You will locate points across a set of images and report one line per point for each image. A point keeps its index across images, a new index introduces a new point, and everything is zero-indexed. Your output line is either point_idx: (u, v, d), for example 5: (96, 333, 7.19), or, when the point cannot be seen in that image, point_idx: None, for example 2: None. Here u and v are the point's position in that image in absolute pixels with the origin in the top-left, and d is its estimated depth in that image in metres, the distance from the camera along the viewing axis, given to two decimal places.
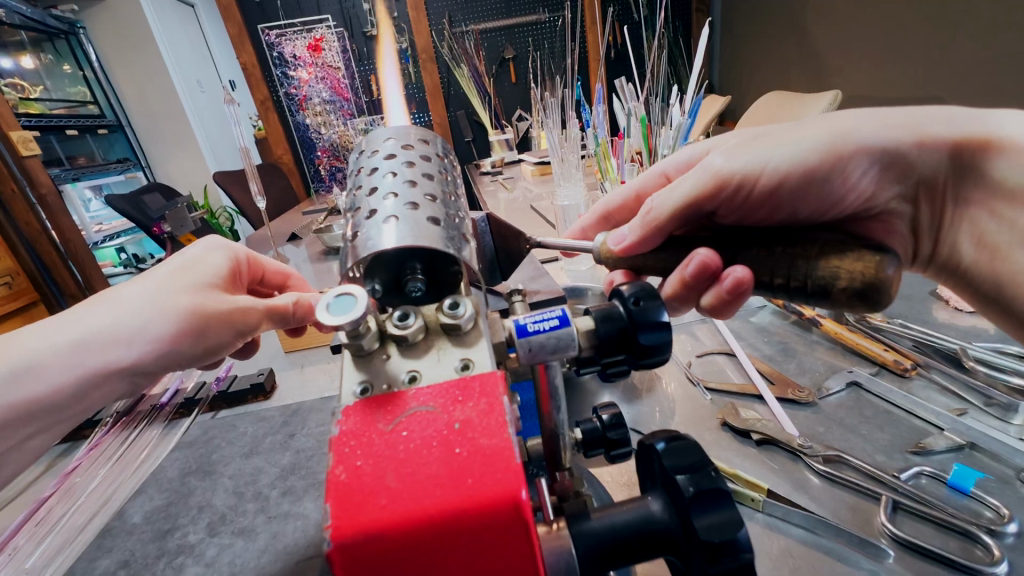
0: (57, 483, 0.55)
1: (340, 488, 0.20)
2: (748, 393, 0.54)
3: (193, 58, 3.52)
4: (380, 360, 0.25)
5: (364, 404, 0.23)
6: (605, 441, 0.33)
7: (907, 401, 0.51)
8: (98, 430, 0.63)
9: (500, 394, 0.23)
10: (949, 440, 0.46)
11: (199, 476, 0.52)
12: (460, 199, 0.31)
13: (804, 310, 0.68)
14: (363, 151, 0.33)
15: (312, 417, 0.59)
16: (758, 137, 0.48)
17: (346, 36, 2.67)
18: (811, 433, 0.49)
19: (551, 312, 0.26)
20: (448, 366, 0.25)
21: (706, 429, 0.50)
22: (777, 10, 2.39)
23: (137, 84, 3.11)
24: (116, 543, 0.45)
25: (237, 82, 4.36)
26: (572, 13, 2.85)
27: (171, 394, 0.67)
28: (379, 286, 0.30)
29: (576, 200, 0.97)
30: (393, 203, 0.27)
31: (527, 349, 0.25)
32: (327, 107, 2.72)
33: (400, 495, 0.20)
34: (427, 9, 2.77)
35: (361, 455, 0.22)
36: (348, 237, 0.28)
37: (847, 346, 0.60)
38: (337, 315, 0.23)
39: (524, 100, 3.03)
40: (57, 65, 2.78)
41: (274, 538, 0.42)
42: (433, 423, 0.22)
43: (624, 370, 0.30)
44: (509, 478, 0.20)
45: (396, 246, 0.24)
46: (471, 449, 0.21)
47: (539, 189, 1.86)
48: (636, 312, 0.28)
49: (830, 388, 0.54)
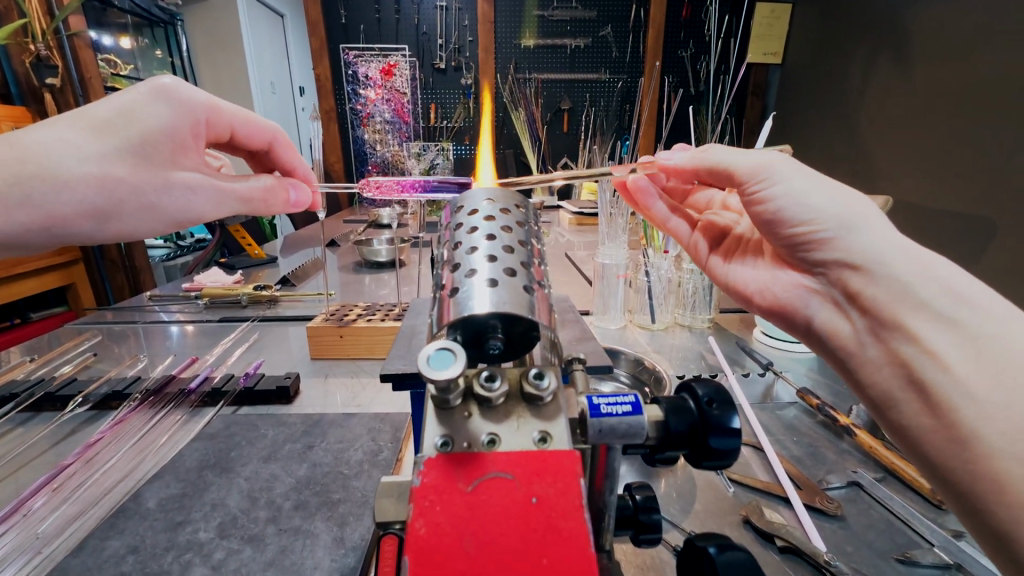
0: (79, 451, 0.60)
1: (419, 543, 0.23)
2: (773, 493, 0.55)
3: (272, 62, 3.78)
4: (461, 417, 0.27)
5: (445, 460, 0.25)
6: (636, 523, 0.36)
7: (906, 510, 0.53)
8: (127, 405, 0.70)
9: (577, 476, 0.25)
10: (937, 557, 0.47)
11: (216, 472, 0.57)
12: (542, 266, 0.35)
13: (839, 415, 0.67)
14: (459, 208, 0.36)
15: (332, 432, 0.64)
16: (859, 238, 0.49)
17: (417, 67, 2.85)
18: (835, 550, 0.49)
19: (626, 397, 0.30)
20: (527, 435, 0.27)
21: (728, 524, 0.52)
22: (829, 108, 2.44)
23: (218, 78, 3.36)
24: (129, 526, 0.50)
25: (308, 89, 4.63)
26: (631, 78, 2.98)
27: (199, 380, 0.76)
28: (459, 337, 0.31)
29: (617, 259, 1.00)
30: (491, 267, 0.30)
31: (597, 429, 0.29)
32: (386, 126, 2.90)
33: (477, 560, 0.22)
34: (497, 55, 2.92)
35: (440, 511, 0.24)
36: (446, 290, 0.30)
37: (879, 461, 0.60)
38: (439, 370, 0.25)
39: (572, 149, 3.13)
40: (150, 49, 2.89)
41: (282, 552, 0.47)
42: (511, 493, 0.25)
43: (674, 458, 0.34)
44: (582, 563, 0.23)
45: (494, 311, 0.27)
46: (548, 527, 0.24)
47: (573, 238, 1.91)
48: (709, 412, 0.32)
49: (831, 482, 0.57)
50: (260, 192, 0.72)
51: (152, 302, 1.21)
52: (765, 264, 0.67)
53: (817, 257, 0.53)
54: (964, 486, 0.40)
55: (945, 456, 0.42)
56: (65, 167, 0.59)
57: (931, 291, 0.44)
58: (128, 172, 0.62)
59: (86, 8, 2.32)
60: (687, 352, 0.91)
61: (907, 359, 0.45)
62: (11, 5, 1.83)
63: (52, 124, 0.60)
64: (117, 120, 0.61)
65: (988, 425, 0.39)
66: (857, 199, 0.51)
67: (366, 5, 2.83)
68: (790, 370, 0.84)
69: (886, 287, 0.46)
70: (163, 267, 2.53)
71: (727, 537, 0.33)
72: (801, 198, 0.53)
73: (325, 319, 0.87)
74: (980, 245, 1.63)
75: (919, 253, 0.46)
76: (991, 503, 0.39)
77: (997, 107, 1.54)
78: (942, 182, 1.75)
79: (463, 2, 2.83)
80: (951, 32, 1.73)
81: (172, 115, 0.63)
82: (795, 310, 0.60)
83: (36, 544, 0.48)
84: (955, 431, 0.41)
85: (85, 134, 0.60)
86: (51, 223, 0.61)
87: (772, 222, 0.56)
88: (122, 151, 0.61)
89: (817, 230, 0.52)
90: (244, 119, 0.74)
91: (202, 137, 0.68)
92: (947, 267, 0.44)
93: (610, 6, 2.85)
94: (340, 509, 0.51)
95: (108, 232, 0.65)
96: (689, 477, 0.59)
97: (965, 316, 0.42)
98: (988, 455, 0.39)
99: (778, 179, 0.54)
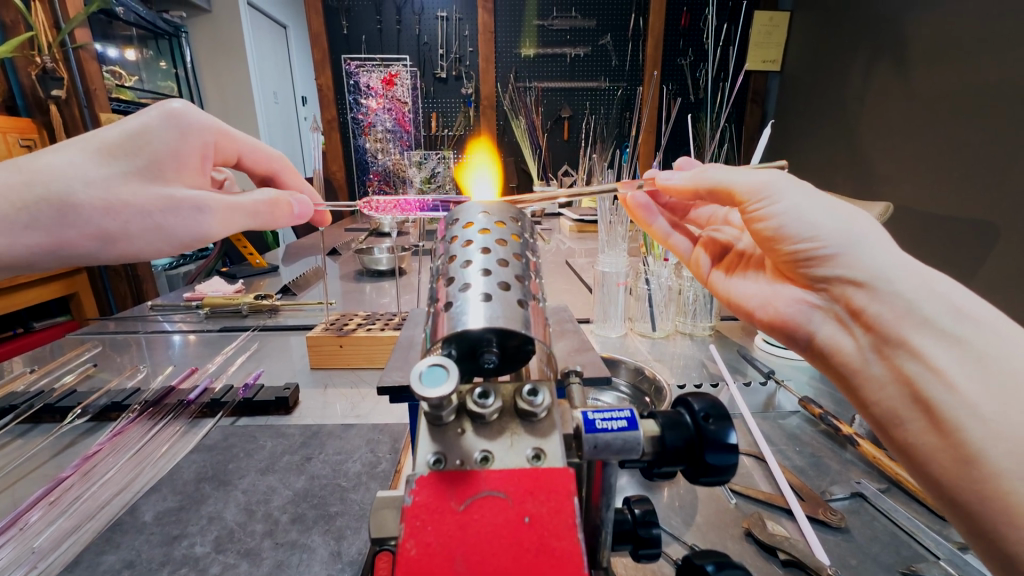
0: (76, 464, 0.60)
1: (410, 563, 0.23)
2: (775, 505, 0.55)
3: (274, 72, 3.82)
4: (454, 433, 0.27)
5: (437, 478, 0.25)
6: (635, 538, 0.36)
7: (910, 522, 0.52)
8: (126, 416, 0.70)
9: (570, 494, 0.25)
10: (942, 570, 0.46)
11: (213, 485, 0.57)
12: (538, 279, 0.34)
13: (842, 424, 0.66)
14: (454, 221, 0.36)
15: (331, 443, 0.64)
16: (863, 254, 0.49)
17: (418, 76, 2.88)
18: (841, 564, 0.48)
19: (622, 412, 0.30)
20: (520, 453, 0.26)
21: (730, 537, 0.51)
22: (829, 114, 2.44)
23: (221, 88, 3.39)
24: (125, 541, 0.49)
25: (310, 98, 4.67)
26: (630, 85, 2.99)
27: (199, 391, 0.76)
28: (454, 352, 0.30)
29: (617, 267, 0.99)
30: (486, 281, 0.30)
31: (593, 445, 0.29)
32: (388, 135, 2.93)
33: None
34: (497, 63, 2.94)
35: (431, 531, 0.24)
36: (440, 305, 0.30)
37: (883, 471, 0.59)
38: (431, 388, 0.25)
39: (572, 157, 3.14)
40: (155, 61, 2.91)
41: (278, 566, 0.46)
42: (504, 512, 0.24)
43: (673, 472, 0.34)
44: None
45: (488, 327, 0.27)
46: (540, 545, 0.23)
47: (573, 245, 1.92)
48: (706, 427, 0.32)
49: (834, 493, 0.57)
50: (264, 206, 0.73)
51: (153, 311, 1.21)
52: (766, 278, 0.67)
53: (819, 273, 0.53)
54: (973, 507, 0.40)
55: (951, 475, 0.41)
56: (74, 192, 0.59)
57: (934, 308, 0.44)
58: (135, 195, 0.62)
59: (92, 21, 2.35)
60: (689, 360, 0.91)
61: (911, 376, 0.44)
62: (19, 19, 1.86)
63: (63, 148, 0.61)
64: (124, 142, 0.61)
65: (995, 444, 0.38)
66: (857, 216, 0.51)
67: (368, 16, 2.86)
68: (792, 379, 0.83)
69: (891, 304, 0.46)
70: (166, 275, 2.55)
71: (726, 555, 0.33)
72: (798, 216, 0.52)
73: (324, 328, 0.87)
74: (981, 251, 1.62)
75: (924, 270, 0.46)
76: (1000, 525, 0.38)
77: (996, 114, 1.55)
78: (943, 188, 1.75)
79: (463, 12, 2.86)
80: (947, 40, 1.75)
81: (178, 137, 0.63)
82: (797, 326, 0.59)
83: (32, 558, 0.48)
84: (961, 450, 0.40)
85: (95, 156, 0.60)
86: (58, 246, 0.62)
87: (771, 239, 0.56)
88: (128, 173, 0.61)
89: (820, 245, 0.51)
90: (250, 145, 0.76)
91: (207, 159, 0.69)
92: (950, 283, 0.44)
93: (609, 15, 2.88)
94: (338, 522, 0.51)
95: (112, 253, 0.65)
96: (690, 489, 0.58)
97: (968, 332, 0.42)
98: (996, 474, 0.38)
99: (780, 197, 0.54)
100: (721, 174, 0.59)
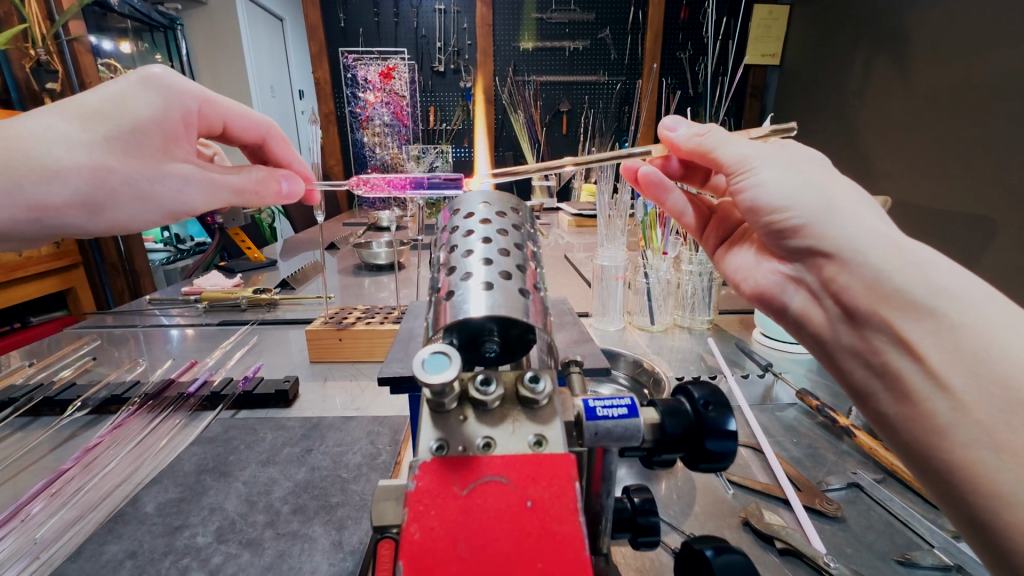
0: (78, 456, 0.60)
1: (414, 547, 0.23)
2: (773, 495, 0.55)
3: (271, 66, 3.80)
4: (456, 420, 0.27)
5: (440, 465, 0.25)
6: (634, 525, 0.36)
7: (905, 512, 0.53)
8: (125, 409, 0.70)
9: (572, 479, 0.25)
10: (937, 558, 0.47)
11: (214, 476, 0.57)
12: (537, 269, 0.34)
13: (838, 416, 0.67)
14: (456, 211, 0.37)
15: (331, 436, 0.64)
16: (839, 226, 0.47)
17: (416, 69, 2.86)
18: (837, 552, 0.49)
19: (623, 400, 0.31)
20: (521, 439, 0.27)
21: (727, 526, 0.52)
22: (829, 107, 2.43)
23: (217, 81, 3.36)
24: (127, 531, 0.50)
25: (307, 92, 4.64)
26: (628, 79, 2.98)
27: (198, 384, 0.76)
28: (455, 341, 0.31)
29: (616, 261, 1.00)
30: (487, 270, 0.30)
31: (593, 432, 0.29)
32: (386, 129, 2.92)
33: (471, 564, 0.23)
34: (495, 56, 2.92)
35: (434, 515, 0.24)
36: (441, 295, 0.30)
37: (879, 461, 0.60)
38: (434, 374, 0.25)
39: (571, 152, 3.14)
40: (150, 53, 2.89)
41: (280, 556, 0.47)
42: (506, 497, 0.25)
43: (672, 461, 0.34)
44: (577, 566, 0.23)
45: (489, 314, 0.27)
46: (542, 529, 0.24)
47: (572, 239, 1.92)
48: (705, 414, 0.32)
49: (830, 483, 0.57)
50: (252, 184, 0.72)
51: (151, 305, 1.21)
52: (754, 250, 0.66)
53: (792, 245, 0.53)
54: (942, 475, 0.40)
55: (923, 445, 0.42)
56: (54, 155, 0.58)
57: (908, 281, 0.42)
58: (121, 162, 0.61)
59: (86, 13, 2.33)
60: (686, 354, 0.91)
61: (882, 349, 0.44)
62: (12, 10, 1.84)
63: (38, 113, 0.58)
64: (105, 107, 0.59)
65: (962, 417, 0.39)
66: (840, 187, 0.50)
67: (366, 9, 2.84)
68: (789, 371, 0.84)
69: (860, 275, 0.45)
70: (162, 270, 2.54)
71: (724, 540, 0.34)
72: (775, 186, 0.51)
73: (324, 322, 0.87)
74: (978, 246, 1.63)
75: (898, 241, 0.45)
76: (968, 492, 0.38)
77: (995, 102, 1.55)
78: (944, 179, 1.74)
79: (462, 5, 2.83)
80: (948, 31, 1.74)
81: (160, 103, 0.62)
82: (774, 297, 0.61)
83: (33, 549, 0.48)
84: (932, 421, 0.41)
85: (74, 122, 0.58)
86: (41, 213, 0.60)
87: (747, 211, 0.55)
88: (111, 140, 0.60)
89: (793, 216, 0.51)
90: (237, 112, 0.74)
91: (193, 128, 0.67)
92: (929, 256, 0.43)
93: (608, 8, 2.86)
94: (339, 512, 0.51)
95: (101, 223, 0.65)
96: (688, 479, 0.59)
97: (943, 306, 0.40)
98: (963, 444, 0.39)
99: (757, 168, 0.53)
100: (715, 139, 0.57)
